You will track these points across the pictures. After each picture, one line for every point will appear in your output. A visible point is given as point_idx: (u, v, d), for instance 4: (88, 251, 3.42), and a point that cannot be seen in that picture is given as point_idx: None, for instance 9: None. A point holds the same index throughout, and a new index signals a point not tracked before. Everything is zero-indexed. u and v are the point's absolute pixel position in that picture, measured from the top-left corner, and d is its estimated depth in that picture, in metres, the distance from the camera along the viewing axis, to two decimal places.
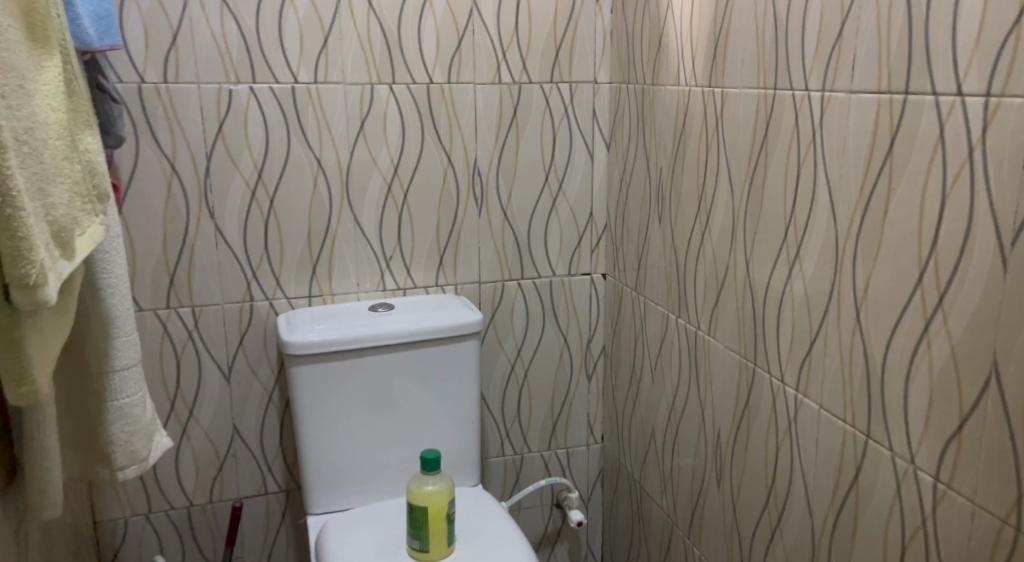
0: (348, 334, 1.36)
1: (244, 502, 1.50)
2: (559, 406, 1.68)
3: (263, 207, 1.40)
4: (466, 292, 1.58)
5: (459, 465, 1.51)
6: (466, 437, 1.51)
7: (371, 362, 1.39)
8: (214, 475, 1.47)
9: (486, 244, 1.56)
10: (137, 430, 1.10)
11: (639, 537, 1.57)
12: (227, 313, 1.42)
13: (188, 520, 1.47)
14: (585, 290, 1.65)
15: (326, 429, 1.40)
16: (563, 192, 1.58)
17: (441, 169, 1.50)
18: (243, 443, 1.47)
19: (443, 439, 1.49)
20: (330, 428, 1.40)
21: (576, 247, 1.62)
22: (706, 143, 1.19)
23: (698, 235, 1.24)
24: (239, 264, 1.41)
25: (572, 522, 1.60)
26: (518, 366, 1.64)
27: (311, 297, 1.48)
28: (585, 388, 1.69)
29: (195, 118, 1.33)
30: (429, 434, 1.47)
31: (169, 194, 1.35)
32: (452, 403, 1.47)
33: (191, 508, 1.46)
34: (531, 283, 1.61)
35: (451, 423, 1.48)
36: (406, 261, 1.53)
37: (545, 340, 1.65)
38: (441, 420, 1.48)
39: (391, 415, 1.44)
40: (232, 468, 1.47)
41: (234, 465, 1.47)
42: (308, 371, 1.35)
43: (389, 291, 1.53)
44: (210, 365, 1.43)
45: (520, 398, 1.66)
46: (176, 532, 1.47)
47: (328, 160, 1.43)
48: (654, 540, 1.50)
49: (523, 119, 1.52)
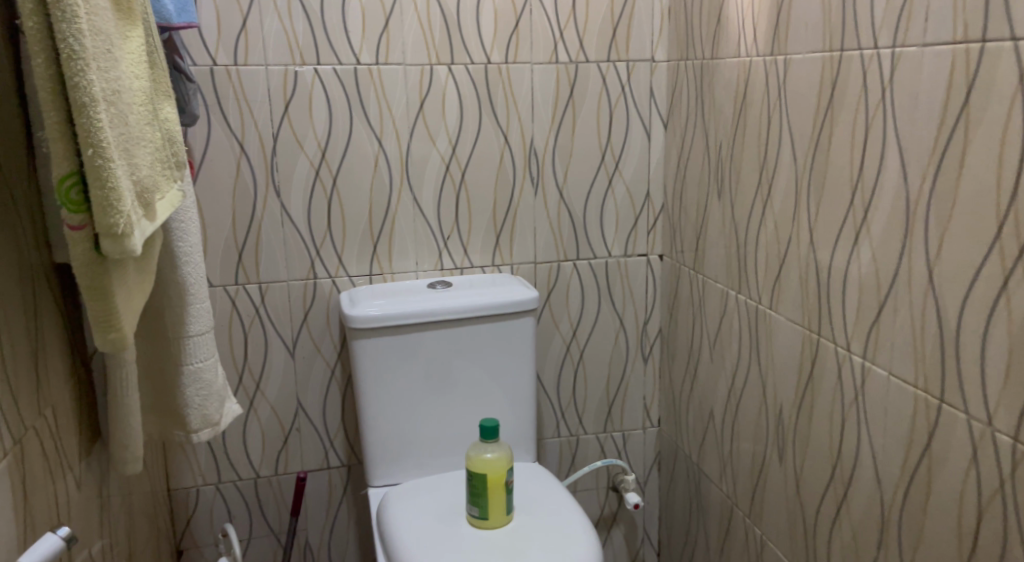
0: (408, 309, 1.38)
1: (307, 475, 1.53)
2: (615, 388, 1.68)
3: (326, 187, 1.44)
4: (522, 272, 1.59)
5: (516, 443, 1.52)
6: (524, 415, 1.52)
7: (431, 337, 1.41)
8: (279, 448, 1.51)
9: (543, 224, 1.57)
10: (210, 394, 1.14)
11: (697, 520, 1.55)
12: (292, 290, 1.46)
13: (255, 491, 1.51)
14: (642, 272, 1.64)
15: (387, 403, 1.42)
16: (619, 171, 1.58)
17: (498, 149, 1.52)
18: (306, 417, 1.51)
19: (500, 416, 1.50)
20: (391, 402, 1.43)
21: (632, 228, 1.61)
22: (767, 112, 1.17)
23: (759, 207, 1.22)
24: (304, 242, 1.45)
25: (629, 504, 1.59)
26: (574, 347, 1.64)
27: (372, 275, 1.51)
28: (642, 370, 1.69)
29: (263, 99, 1.38)
30: (487, 410, 1.49)
31: (239, 173, 1.39)
32: (510, 380, 1.48)
33: (257, 480, 1.51)
34: (587, 263, 1.61)
35: (508, 400, 1.49)
36: (463, 241, 1.55)
37: (601, 321, 1.64)
38: (499, 397, 1.49)
39: (450, 390, 1.45)
40: (297, 442, 1.51)
41: (299, 439, 1.51)
42: (370, 345, 1.38)
43: (447, 271, 1.55)
44: (275, 340, 1.47)
45: (576, 379, 1.66)
46: (244, 502, 1.51)
47: (388, 141, 1.46)
48: (712, 522, 1.48)
49: (580, 99, 1.52)
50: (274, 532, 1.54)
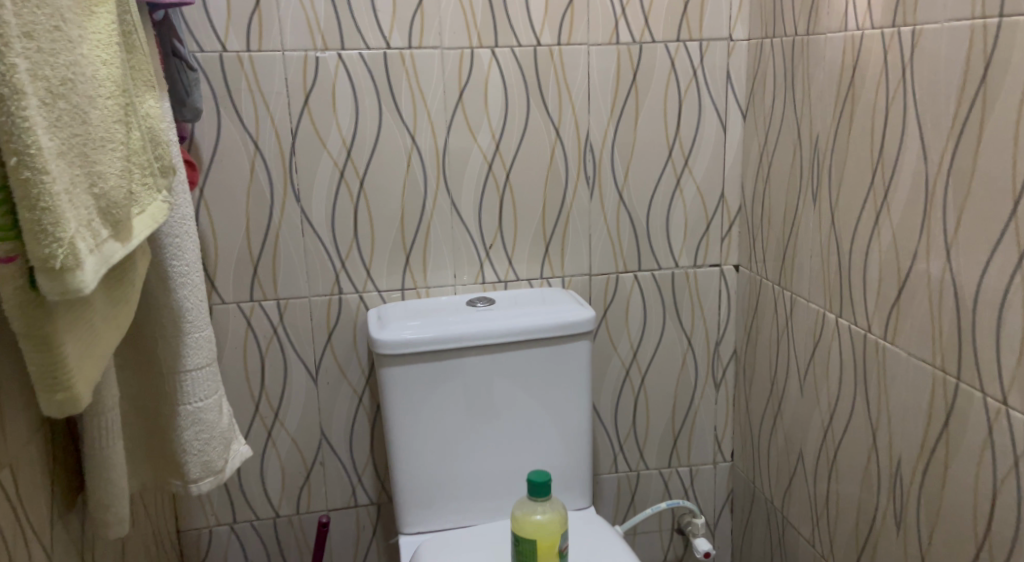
0: (445, 332, 1.19)
1: (333, 515, 1.37)
2: (681, 417, 1.47)
3: (352, 190, 1.26)
4: (574, 285, 1.39)
5: (568, 483, 1.33)
6: (577, 451, 1.32)
7: (471, 364, 1.22)
8: (301, 485, 1.34)
9: (599, 231, 1.37)
10: (212, 438, 0.97)
11: None
12: (314, 307, 1.29)
13: (275, 532, 1.35)
14: (713, 285, 1.43)
15: (421, 438, 1.24)
16: (689, 168, 1.36)
17: (549, 144, 1.32)
18: (332, 450, 1.34)
19: (551, 453, 1.31)
20: (426, 438, 1.24)
21: (702, 235, 1.40)
22: (885, 97, 0.95)
23: (870, 216, 1.00)
24: (327, 253, 1.28)
25: (699, 553, 1.39)
26: (635, 371, 1.44)
27: (404, 290, 1.33)
28: (712, 397, 1.48)
29: (280, 90, 1.20)
30: (535, 447, 1.30)
31: (253, 176, 1.22)
32: (562, 412, 1.29)
33: (277, 520, 1.34)
34: (649, 276, 1.40)
35: (560, 435, 1.30)
36: (508, 252, 1.36)
37: (665, 342, 1.44)
38: (549, 431, 1.30)
39: (493, 424, 1.27)
40: (321, 477, 1.35)
41: (323, 474, 1.34)
42: (401, 373, 1.20)
43: (489, 284, 1.36)
44: (296, 364, 1.30)
45: (636, 407, 1.45)
46: (262, 545, 1.35)
47: (423, 137, 1.27)
48: None
49: (644, 86, 1.31)
50: None
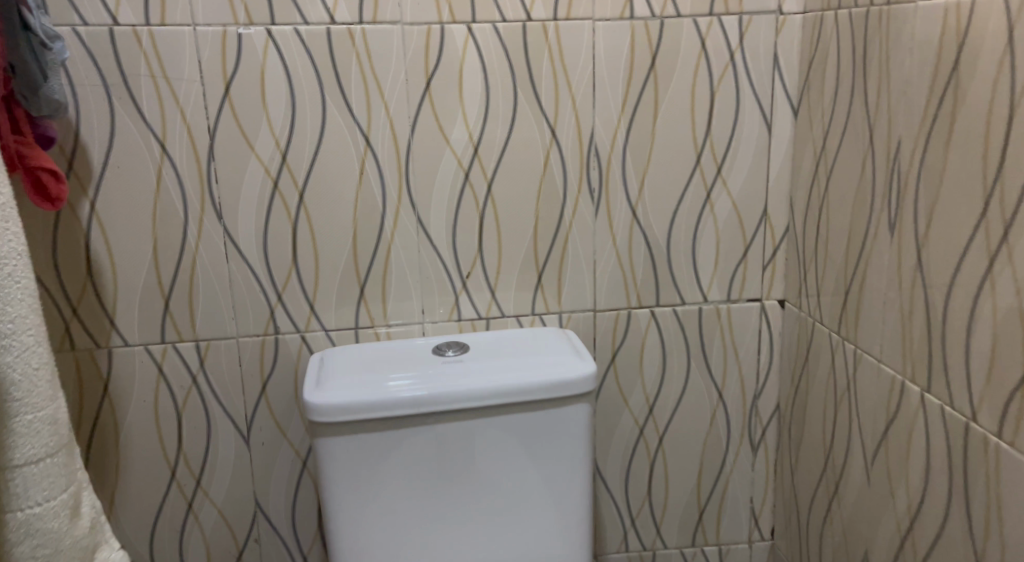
0: (397, 395, 0.91)
1: None
2: (708, 488, 1.19)
3: (289, 205, 1.00)
4: (574, 324, 1.11)
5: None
6: None
7: (434, 435, 0.94)
8: None
9: (605, 257, 1.08)
10: (57, 554, 0.71)
11: None
12: (243, 350, 1.03)
13: None
14: (751, 325, 1.13)
15: (372, 530, 0.97)
16: (722, 178, 1.07)
17: (542, 147, 1.03)
18: (269, 524, 1.09)
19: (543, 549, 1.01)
20: (379, 530, 0.97)
21: (738, 263, 1.11)
22: (1011, 90, 0.65)
23: (980, 260, 0.70)
24: (260, 284, 1.02)
25: None
26: (650, 430, 1.16)
27: (359, 329, 1.06)
28: (748, 462, 1.19)
29: (192, 77, 0.94)
30: (521, 542, 1.00)
31: (160, 187, 0.96)
32: (555, 497, 1.00)
33: None
34: (670, 313, 1.12)
35: (553, 526, 1.01)
36: (491, 282, 1.08)
37: (689, 394, 1.15)
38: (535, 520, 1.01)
39: (464, 511, 0.98)
40: (256, 556, 1.09)
41: (258, 552, 1.09)
42: (343, 446, 0.93)
43: (467, 322, 1.09)
44: (222, 419, 1.04)
45: (651, 475, 1.18)
46: None
47: (380, 139, 1.00)
48: None
49: (666, 73, 1.02)
50: None
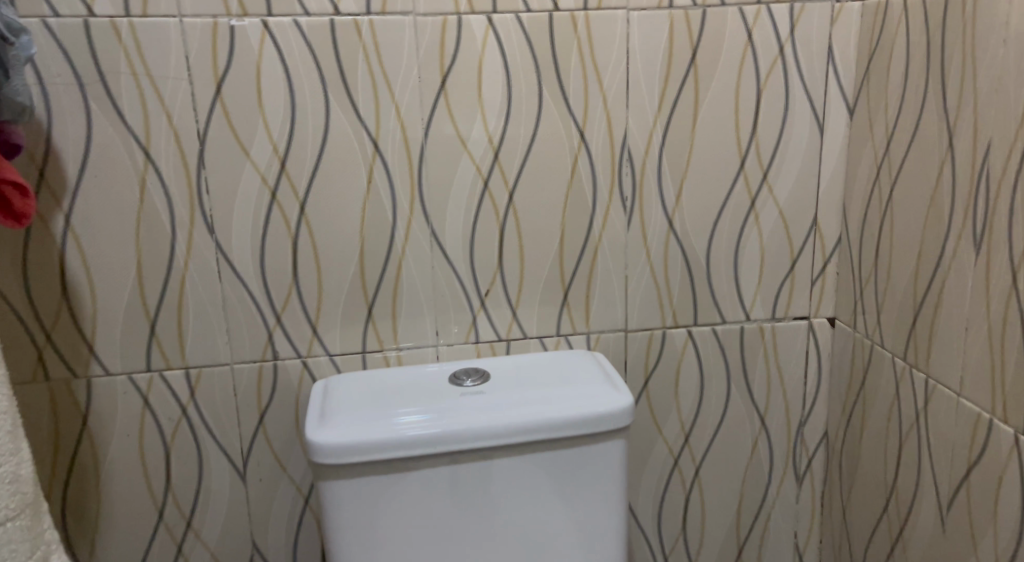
0: (410, 433, 0.81)
1: None
2: (748, 523, 1.09)
3: (288, 217, 0.90)
4: (603, 345, 1.00)
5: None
6: None
7: (452, 476, 0.84)
8: None
9: (638, 272, 0.98)
10: None
11: None
12: (238, 378, 0.93)
13: None
14: (798, 345, 1.03)
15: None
16: (768, 185, 0.97)
17: (569, 151, 0.93)
18: None
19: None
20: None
21: (785, 278, 1.00)
22: None
23: None
24: (256, 305, 0.91)
25: None
26: (686, 461, 1.06)
27: (366, 353, 0.96)
28: (792, 494, 1.09)
29: (179, 74, 0.83)
30: None
31: (143, 198, 0.86)
32: (588, 543, 0.89)
33: None
34: (709, 333, 1.01)
35: None
36: (512, 301, 0.97)
37: (728, 422, 1.05)
38: None
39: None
40: None
41: None
42: (350, 489, 0.83)
43: (485, 345, 0.99)
44: (215, 454, 0.94)
45: (687, 509, 1.07)
46: None
47: (390, 143, 0.90)
48: None
49: (708, 69, 0.92)
50: None
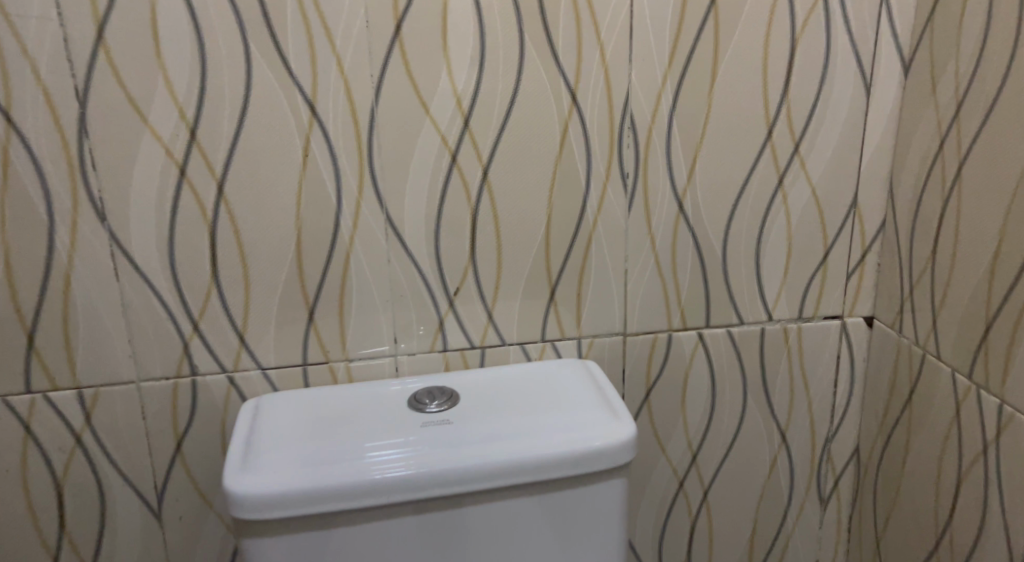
0: (359, 481, 0.65)
1: None
2: (763, 552, 0.94)
3: (202, 199, 0.71)
4: (596, 352, 0.83)
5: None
6: None
7: (412, 528, 0.67)
8: None
9: (641, 264, 0.81)
10: None
11: None
12: (147, 399, 0.75)
13: None
14: (828, 350, 0.86)
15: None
16: (800, 158, 0.79)
17: (558, 118, 0.74)
18: None
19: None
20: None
21: (816, 270, 0.83)
22: None
23: None
24: (166, 309, 0.73)
25: None
26: (693, 484, 0.89)
27: (308, 366, 0.78)
28: (814, 519, 0.93)
29: (47, 13, 0.64)
30: None
31: (8, 175, 0.67)
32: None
33: None
34: (723, 336, 0.84)
35: None
36: (487, 300, 0.80)
37: (743, 438, 0.89)
38: None
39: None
40: None
41: None
42: (283, 548, 0.66)
43: (454, 353, 0.81)
44: (121, 490, 0.76)
45: (692, 539, 0.92)
46: None
47: (331, 107, 0.71)
48: None
49: (732, 14, 0.73)
50: None
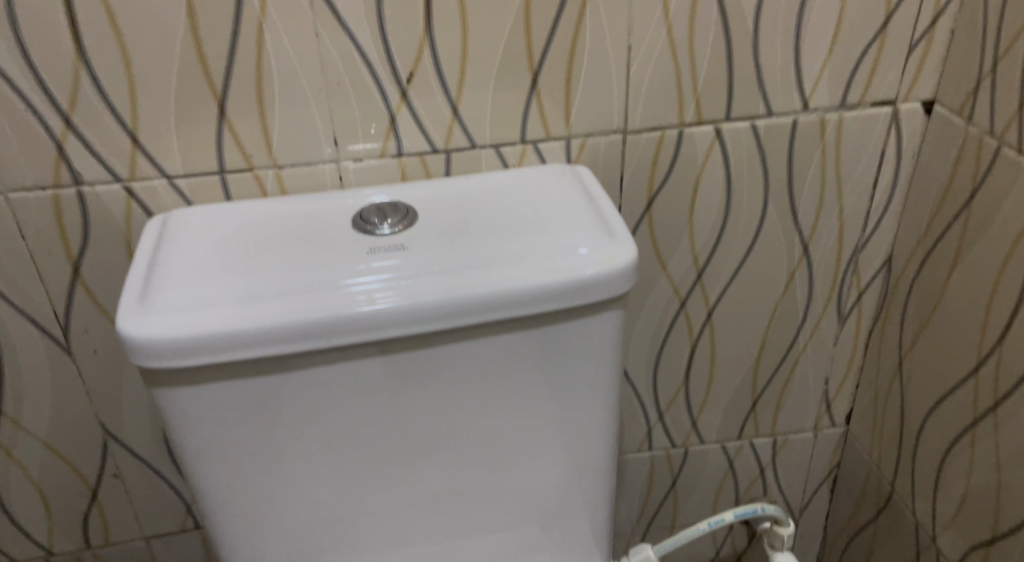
0: (293, 323, 0.52)
1: (154, 545, 0.78)
2: (770, 373, 0.84)
3: None
4: (589, 154, 0.67)
5: (571, 557, 0.71)
6: (593, 493, 0.68)
7: (363, 372, 0.56)
8: (85, 509, 0.74)
9: (649, 39, 0.62)
10: None
11: None
12: (24, 215, 0.60)
13: None
14: (872, 146, 0.71)
15: (277, 511, 0.61)
16: None
17: None
18: (131, 456, 0.72)
19: (545, 513, 0.67)
20: (292, 512, 0.61)
21: (870, 44, 0.65)
22: None
23: None
24: (22, 99, 0.55)
25: None
26: (697, 303, 0.78)
27: (226, 176, 0.62)
28: (829, 337, 0.83)
29: None
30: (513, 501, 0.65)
31: None
32: (566, 442, 0.64)
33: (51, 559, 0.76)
34: (747, 130, 0.68)
35: (559, 477, 0.65)
36: (450, 90, 0.62)
37: (758, 252, 0.75)
38: (533, 474, 0.64)
39: (422, 476, 0.62)
40: (118, 496, 0.74)
41: (122, 490, 0.74)
42: (207, 398, 0.54)
43: (412, 158, 0.65)
44: (15, 324, 0.64)
45: (693, 361, 0.82)
46: None
47: None
48: None
49: None
50: None
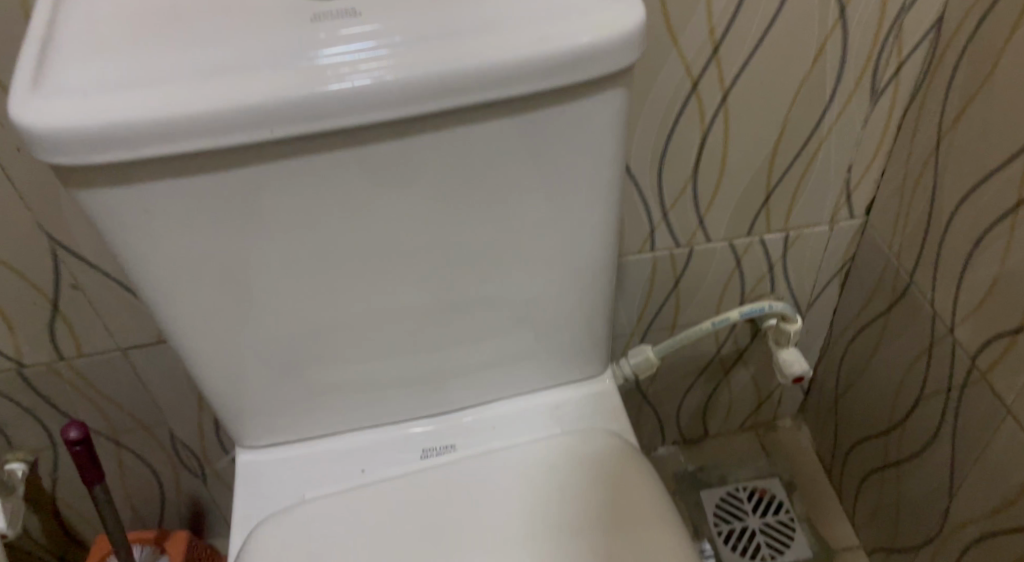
0: (228, 109, 0.43)
1: (132, 357, 0.75)
2: (788, 161, 0.76)
3: None
4: None
5: (568, 362, 0.67)
6: (589, 298, 0.62)
7: (320, 169, 0.47)
8: (49, 319, 0.70)
9: None
10: None
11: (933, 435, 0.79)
12: None
13: (30, 387, 0.75)
14: None
15: (244, 324, 0.56)
16: None
17: None
18: (87, 263, 0.66)
19: (540, 319, 0.62)
20: (261, 324, 0.56)
21: None
22: None
23: None
24: None
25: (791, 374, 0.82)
26: (712, 83, 0.68)
27: None
28: (858, 118, 0.74)
29: None
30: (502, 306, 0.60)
31: None
32: (561, 245, 0.57)
33: (25, 372, 0.73)
34: None
35: (553, 281, 0.59)
36: None
37: (788, 17, 0.64)
38: (524, 279, 0.58)
39: (401, 283, 0.56)
40: (82, 305, 0.69)
41: (85, 299, 0.69)
42: (141, 202, 0.47)
43: None
44: None
45: (704, 150, 0.73)
46: (15, 406, 0.76)
47: None
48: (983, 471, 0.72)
49: None
50: (108, 435, 0.82)
